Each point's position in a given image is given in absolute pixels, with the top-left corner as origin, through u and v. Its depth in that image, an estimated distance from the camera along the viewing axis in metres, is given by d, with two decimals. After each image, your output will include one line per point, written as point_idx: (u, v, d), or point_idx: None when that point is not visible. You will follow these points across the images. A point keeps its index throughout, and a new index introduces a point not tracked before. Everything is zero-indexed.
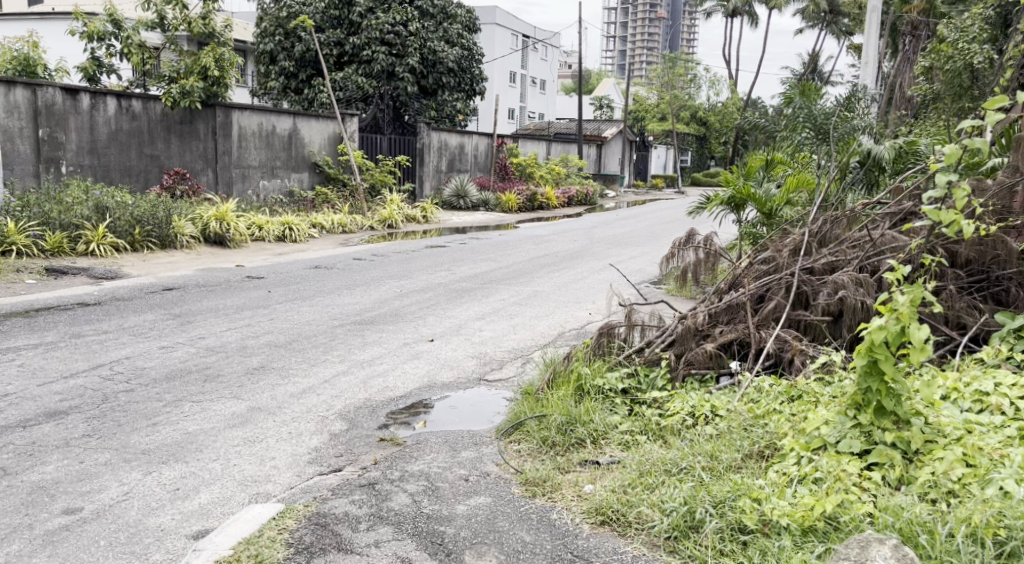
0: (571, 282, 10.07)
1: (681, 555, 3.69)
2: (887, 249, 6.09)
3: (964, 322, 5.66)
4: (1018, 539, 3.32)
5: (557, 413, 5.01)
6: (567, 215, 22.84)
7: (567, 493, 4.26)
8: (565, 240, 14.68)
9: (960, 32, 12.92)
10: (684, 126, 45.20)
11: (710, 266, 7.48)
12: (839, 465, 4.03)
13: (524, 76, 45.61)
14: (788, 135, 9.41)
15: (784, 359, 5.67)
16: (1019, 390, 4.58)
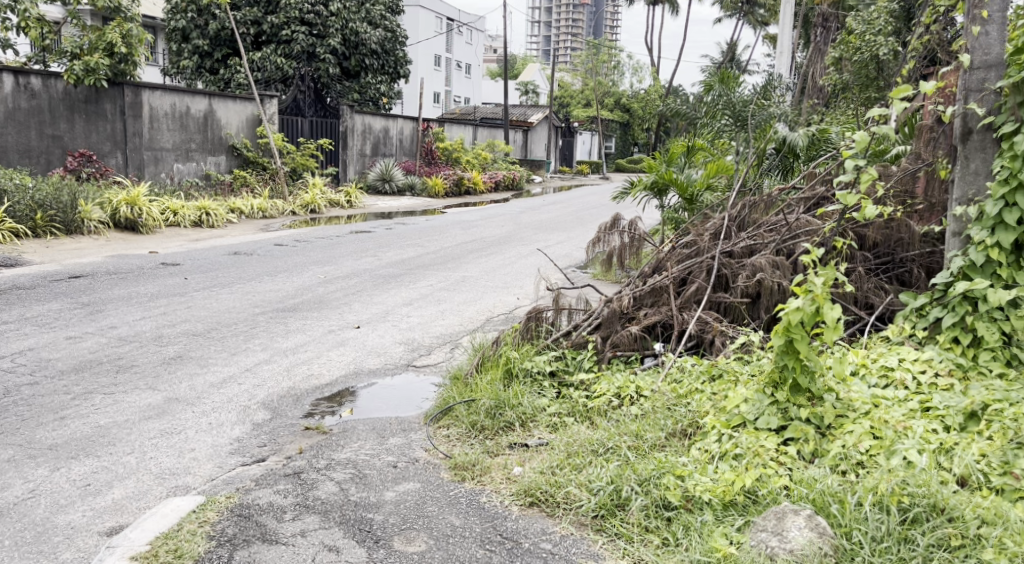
0: (499, 267, 10.15)
1: (607, 533, 3.80)
2: (802, 233, 6.33)
3: (871, 302, 5.95)
4: (920, 506, 3.54)
5: (486, 398, 5.07)
6: (494, 200, 22.92)
7: (496, 476, 4.33)
8: (492, 226, 14.72)
9: (867, 24, 13.40)
10: (608, 112, 45.69)
11: (634, 251, 7.64)
12: (758, 441, 4.21)
13: (449, 59, 45.37)
14: (708, 121, 9.63)
15: (705, 340, 5.85)
16: (921, 366, 4.87)
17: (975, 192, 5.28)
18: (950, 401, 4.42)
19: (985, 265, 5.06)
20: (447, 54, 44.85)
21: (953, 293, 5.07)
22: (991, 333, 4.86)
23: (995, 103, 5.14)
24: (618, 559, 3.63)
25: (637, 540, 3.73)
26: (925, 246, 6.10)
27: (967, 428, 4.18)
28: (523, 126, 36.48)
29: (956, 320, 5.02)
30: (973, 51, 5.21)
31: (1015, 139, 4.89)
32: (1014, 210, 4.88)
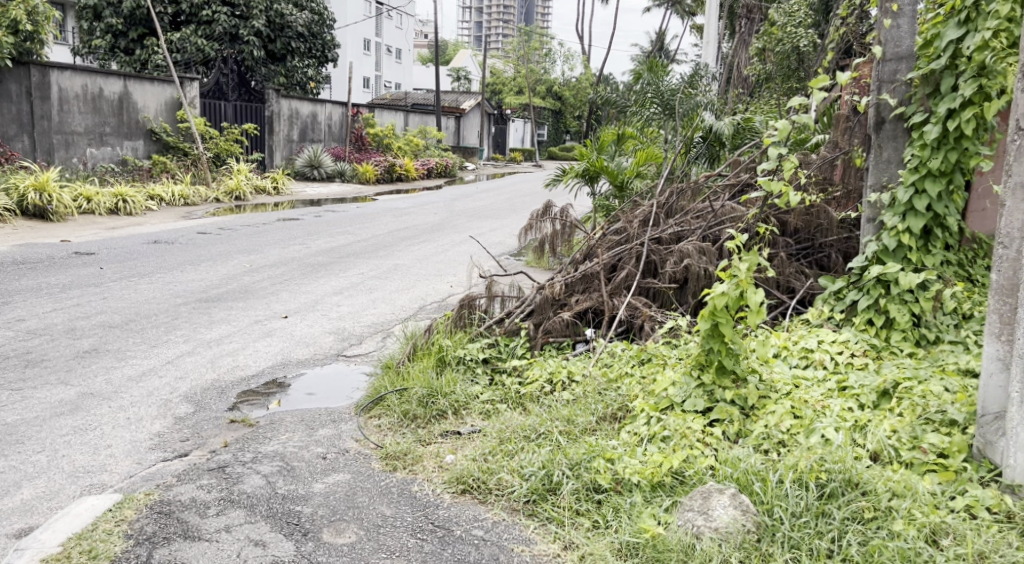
0: (432, 255, 10.12)
1: (539, 518, 3.86)
2: (728, 219, 6.49)
3: (793, 286, 6.13)
4: (837, 481, 3.68)
5: (418, 386, 5.07)
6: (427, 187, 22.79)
7: (428, 465, 4.35)
8: (424, 213, 14.65)
9: (788, 16, 13.73)
10: (540, 100, 45.84)
11: (566, 238, 7.69)
12: (685, 423, 4.31)
13: (379, 44, 44.83)
14: (637, 110, 9.78)
15: (635, 326, 5.95)
16: (838, 347, 5.05)
17: (887, 179, 5.50)
18: (865, 380, 4.61)
19: (897, 249, 5.31)
20: (377, 38, 44.30)
21: (868, 277, 5.29)
22: (903, 315, 5.09)
23: (906, 94, 5.35)
24: (550, 543, 3.68)
25: (568, 523, 3.78)
26: (843, 232, 6.32)
27: (880, 406, 4.37)
28: (455, 112, 36.26)
29: (870, 303, 5.24)
30: (885, 42, 5.41)
31: (924, 128, 5.11)
32: (924, 197, 5.13)
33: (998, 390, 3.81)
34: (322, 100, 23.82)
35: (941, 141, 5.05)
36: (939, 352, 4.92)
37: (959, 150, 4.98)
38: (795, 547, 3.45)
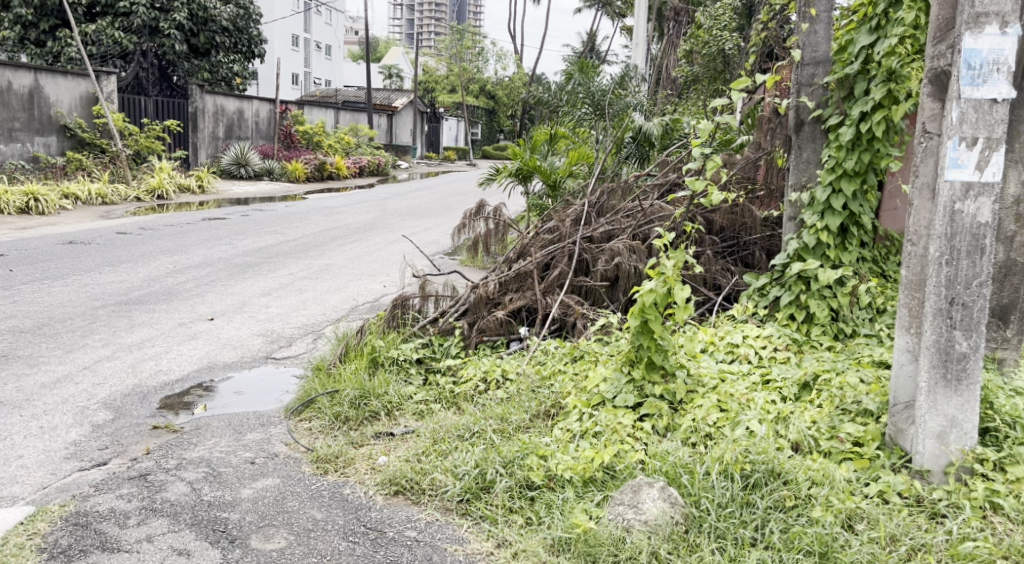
0: (363, 255, 10.05)
1: (472, 517, 3.89)
2: (656, 218, 6.63)
3: (719, 283, 6.31)
4: (761, 471, 3.81)
5: (350, 388, 5.05)
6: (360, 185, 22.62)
7: (361, 467, 4.35)
8: (356, 212, 14.54)
9: (713, 20, 14.09)
10: (474, 99, 45.83)
11: (499, 237, 7.72)
12: (616, 419, 4.41)
13: (308, 40, 44.17)
14: (568, 110, 9.89)
15: (568, 323, 6.03)
16: (762, 341, 5.22)
17: (807, 178, 5.72)
18: (787, 373, 4.79)
19: (817, 246, 5.52)
20: (305, 34, 43.66)
21: (789, 273, 5.48)
22: (822, 310, 5.31)
23: (823, 97, 5.57)
24: (483, 541, 3.72)
25: (502, 521, 3.82)
26: (766, 230, 6.53)
27: (801, 398, 4.53)
28: (387, 110, 35.95)
29: (792, 298, 5.44)
30: (803, 47, 5.61)
31: (840, 130, 5.32)
32: (840, 197, 5.34)
33: (908, 380, 4.00)
34: (249, 96, 23.38)
35: (855, 142, 5.26)
36: (856, 345, 5.13)
37: (872, 151, 5.20)
38: (720, 537, 3.56)
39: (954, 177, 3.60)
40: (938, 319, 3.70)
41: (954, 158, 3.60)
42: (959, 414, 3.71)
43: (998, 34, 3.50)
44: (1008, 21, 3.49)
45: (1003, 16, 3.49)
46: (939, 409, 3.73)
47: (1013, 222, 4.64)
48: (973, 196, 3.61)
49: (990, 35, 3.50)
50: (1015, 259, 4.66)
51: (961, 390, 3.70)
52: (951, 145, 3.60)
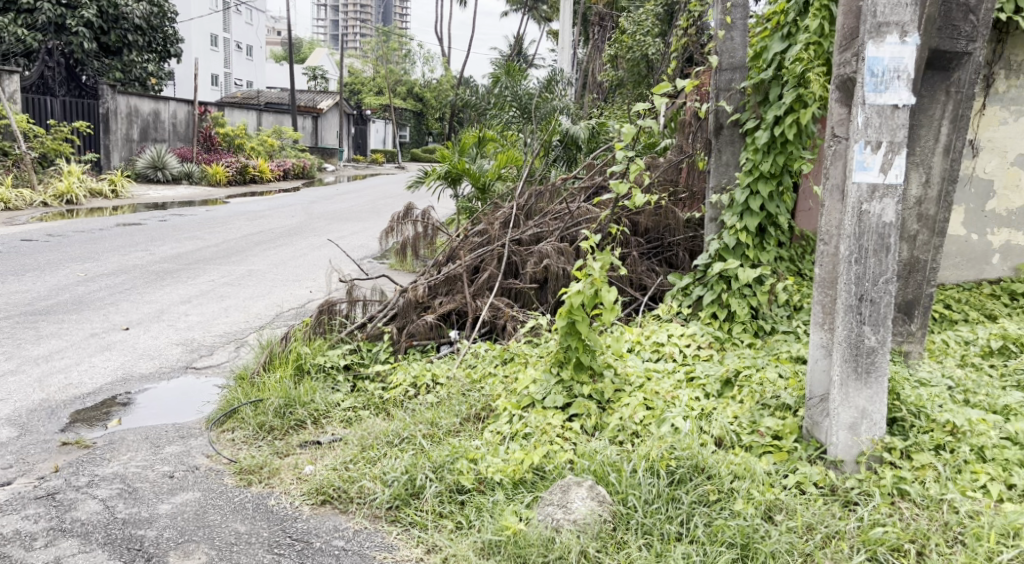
0: (288, 260, 9.93)
1: (402, 523, 3.89)
2: (583, 220, 6.71)
3: (645, 283, 6.44)
4: (685, 467, 3.91)
5: (274, 397, 4.99)
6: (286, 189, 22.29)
7: (286, 477, 4.29)
8: (280, 216, 14.32)
9: (636, 25, 14.38)
10: (401, 101, 45.58)
11: (428, 241, 7.68)
12: (545, 420, 4.46)
13: (227, 40, 43.23)
14: (496, 113, 9.98)
15: (497, 325, 6.06)
16: (686, 340, 5.35)
17: (726, 181, 5.89)
18: (710, 370, 4.92)
19: (736, 247, 5.69)
20: (225, 34, 42.73)
21: (711, 273, 5.65)
22: (743, 308, 5.50)
23: (740, 102, 5.73)
24: (412, 547, 3.72)
25: (431, 526, 3.84)
26: (689, 231, 6.69)
27: (724, 394, 4.66)
28: (312, 112, 35.45)
29: (714, 298, 5.62)
30: (721, 53, 5.76)
31: (756, 134, 5.53)
32: (757, 198, 5.54)
33: (823, 374, 4.16)
34: (165, 97, 22.76)
35: (770, 145, 5.48)
36: (775, 342, 5.30)
37: (785, 154, 5.44)
38: (647, 533, 3.65)
39: (861, 179, 3.77)
40: (849, 315, 3.87)
41: (861, 161, 3.76)
42: (869, 406, 3.88)
43: (898, 42, 3.68)
44: (906, 30, 3.67)
45: (902, 25, 3.67)
46: (851, 401, 3.89)
47: (916, 222, 4.86)
48: (879, 197, 3.78)
49: (891, 44, 3.68)
50: (918, 257, 4.89)
51: (871, 382, 3.87)
52: (857, 149, 3.77)
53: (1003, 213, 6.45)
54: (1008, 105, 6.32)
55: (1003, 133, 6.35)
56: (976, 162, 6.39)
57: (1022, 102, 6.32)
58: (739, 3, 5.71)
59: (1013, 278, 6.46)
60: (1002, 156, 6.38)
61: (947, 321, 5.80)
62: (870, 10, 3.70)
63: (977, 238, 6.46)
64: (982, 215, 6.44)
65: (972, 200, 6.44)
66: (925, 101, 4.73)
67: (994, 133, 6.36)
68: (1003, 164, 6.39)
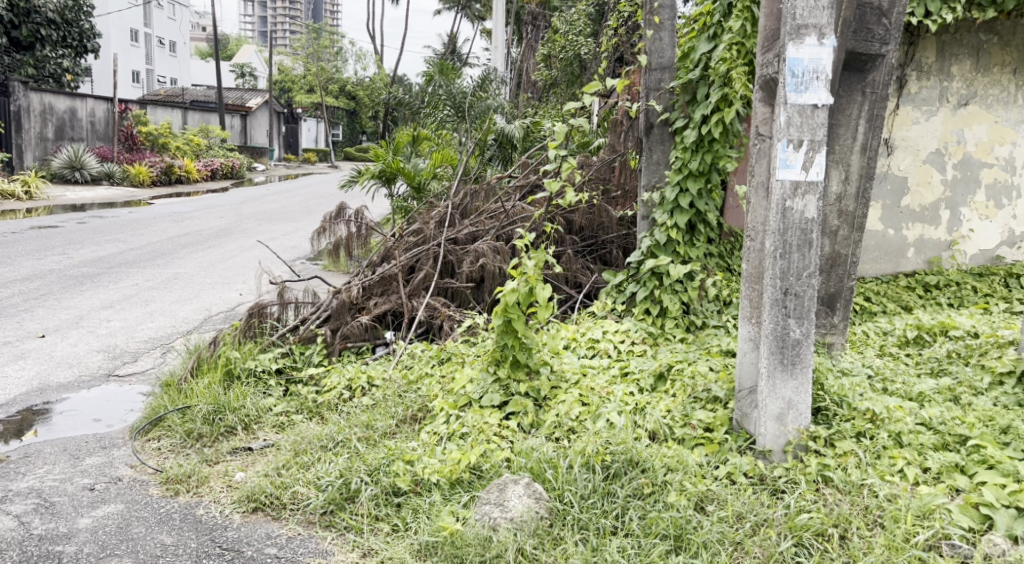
0: (217, 262, 9.74)
1: (337, 528, 3.87)
2: (518, 219, 6.73)
3: (580, 281, 6.50)
4: (620, 461, 3.96)
5: (202, 403, 4.89)
6: (213, 190, 21.82)
7: (216, 485, 4.22)
8: (208, 217, 14.02)
9: (568, 25, 14.50)
10: (334, 99, 45.04)
11: (361, 241, 7.58)
12: (482, 419, 4.47)
13: (149, 36, 42.04)
14: (430, 112, 9.91)
15: (434, 326, 6.05)
16: (621, 336, 5.43)
17: (657, 179, 5.99)
18: (643, 365, 5.00)
19: (667, 244, 5.80)
20: (146, 29, 41.53)
21: (643, 270, 5.74)
22: (674, 304, 5.62)
23: (669, 101, 5.85)
24: (347, 552, 3.71)
25: (367, 530, 3.82)
26: (622, 229, 6.77)
27: (656, 388, 4.74)
28: (240, 110, 34.71)
29: (647, 294, 5.71)
30: (650, 53, 5.85)
31: (685, 132, 5.66)
32: (687, 195, 5.66)
33: (751, 367, 4.27)
34: (83, 94, 22.03)
35: (698, 144, 5.61)
36: (706, 336, 5.42)
37: (713, 152, 5.57)
38: (583, 528, 3.70)
39: (784, 177, 3.88)
40: (775, 309, 3.98)
41: (783, 159, 3.87)
42: (795, 396, 4.00)
43: (816, 44, 3.80)
44: (824, 33, 3.79)
45: (820, 28, 3.79)
46: (778, 392, 4.01)
47: (836, 217, 5.02)
48: (801, 194, 3.89)
49: (810, 45, 3.80)
50: (839, 252, 5.07)
51: (796, 374, 3.99)
52: (780, 147, 3.87)
53: (917, 209, 6.71)
54: (920, 105, 6.55)
55: (916, 132, 6.59)
56: (891, 160, 6.62)
57: (933, 102, 6.56)
58: (666, 3, 5.81)
59: (927, 270, 6.74)
60: (915, 154, 6.63)
61: (866, 313, 6.01)
62: (790, 13, 3.81)
63: (893, 233, 6.72)
64: (897, 211, 6.70)
65: (888, 196, 6.68)
66: (843, 101, 4.90)
67: (908, 132, 6.58)
68: (916, 162, 6.64)
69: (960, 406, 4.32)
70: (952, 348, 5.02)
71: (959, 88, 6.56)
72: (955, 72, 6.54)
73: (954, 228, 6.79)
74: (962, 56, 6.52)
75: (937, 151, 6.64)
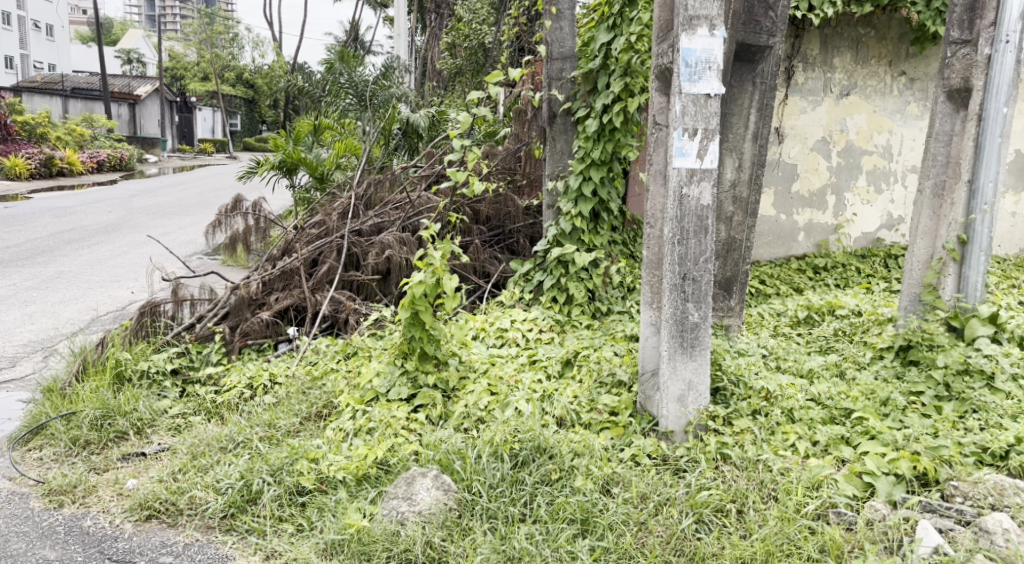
0: (105, 259, 9.34)
1: (238, 531, 3.78)
2: (424, 210, 6.66)
3: (488, 270, 6.51)
4: (528, 449, 3.99)
5: (89, 408, 4.69)
6: (99, 182, 20.89)
7: (105, 494, 4.06)
8: (94, 212, 13.41)
9: (471, 13, 14.44)
10: (232, 88, 43.69)
11: (260, 233, 7.21)
12: (390, 413, 4.42)
13: (24, 19, 39.78)
14: (332, 101, 9.70)
15: (339, 320, 5.96)
16: (529, 324, 5.46)
17: (561, 168, 6.04)
18: (551, 353, 5.05)
19: (573, 232, 5.87)
20: (20, 11, 39.30)
21: (550, 258, 5.80)
22: (580, 291, 5.69)
23: (571, 91, 5.90)
24: (250, 556, 3.63)
25: (270, 531, 3.75)
26: (528, 218, 6.83)
27: (564, 374, 4.80)
28: (128, 98, 33.20)
29: (554, 282, 5.77)
30: (551, 43, 5.88)
31: (587, 122, 5.73)
32: (590, 183, 5.74)
33: (652, 351, 4.37)
34: None
35: (600, 134, 5.70)
36: (611, 322, 5.52)
37: (615, 142, 5.70)
38: (492, 517, 3.72)
39: (680, 165, 3.97)
40: (674, 294, 4.07)
41: (679, 147, 3.96)
42: (695, 378, 4.11)
43: (708, 35, 3.89)
44: (715, 24, 3.88)
45: (711, 19, 3.87)
46: (678, 374, 4.11)
47: (731, 204, 5.17)
48: (696, 181, 3.99)
49: (702, 36, 3.88)
50: (735, 237, 5.23)
51: (695, 355, 4.09)
52: (676, 135, 3.96)
53: (805, 194, 6.99)
54: (807, 96, 6.81)
55: (803, 121, 6.85)
56: (782, 148, 6.88)
57: (817, 93, 6.82)
58: None
59: (817, 253, 7.05)
60: (803, 141, 6.89)
61: (761, 295, 6.25)
62: (682, 4, 3.89)
63: (785, 218, 7.01)
64: (788, 197, 6.98)
65: (779, 182, 6.95)
66: (735, 91, 5.01)
67: (796, 121, 6.84)
68: (804, 149, 6.90)
69: (846, 380, 4.54)
70: (838, 327, 5.26)
71: (842, 79, 6.83)
72: (837, 63, 6.81)
73: (840, 212, 7.09)
74: (843, 49, 6.79)
75: (823, 139, 6.91)
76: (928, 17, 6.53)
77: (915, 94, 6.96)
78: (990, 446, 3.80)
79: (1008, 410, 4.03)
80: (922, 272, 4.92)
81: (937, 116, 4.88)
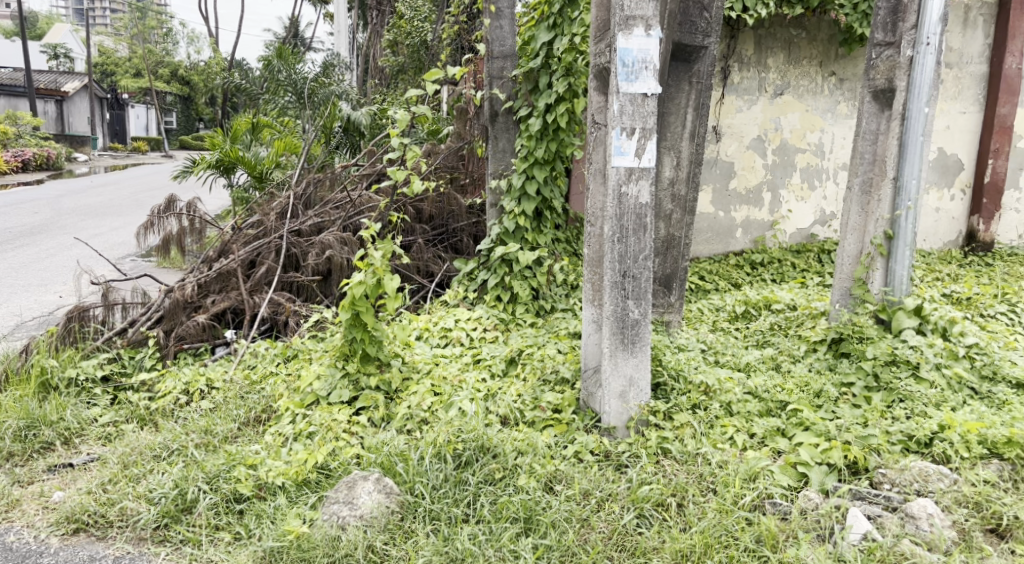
0: (32, 262, 9.04)
1: (172, 542, 3.70)
2: (365, 209, 6.58)
3: (432, 270, 6.48)
4: (471, 449, 3.97)
5: (13, 418, 4.53)
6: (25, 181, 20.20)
7: (30, 508, 3.93)
8: (20, 213, 12.97)
9: (412, 10, 14.34)
10: (167, 84, 42.68)
11: (195, 234, 6.99)
12: (331, 416, 4.36)
13: None
14: (271, 97, 9.53)
15: (278, 322, 5.87)
16: (473, 324, 5.44)
17: (504, 167, 6.03)
18: (495, 351, 5.05)
19: (516, 230, 5.87)
20: None
21: (493, 258, 5.79)
22: (524, 290, 5.70)
23: (512, 90, 5.89)
24: None
25: (205, 541, 3.67)
26: (472, 217, 6.80)
27: (509, 373, 4.80)
28: (56, 95, 32.17)
29: (497, 281, 5.77)
30: (491, 42, 5.87)
31: (529, 121, 5.75)
32: (533, 182, 5.75)
33: (595, 347, 4.40)
34: None
35: (543, 133, 5.72)
36: (555, 320, 5.54)
37: (557, 141, 5.72)
38: (435, 519, 3.70)
39: (619, 163, 3.99)
40: (614, 291, 4.09)
41: (618, 146, 3.98)
42: (636, 373, 4.15)
43: (644, 35, 3.92)
44: (651, 24, 3.92)
45: (647, 19, 3.91)
46: (620, 370, 4.14)
47: (669, 202, 5.23)
48: (635, 179, 4.02)
49: (638, 36, 3.92)
50: (674, 234, 5.29)
51: (636, 351, 4.13)
52: (615, 135, 3.99)
53: (742, 192, 7.12)
54: (742, 95, 6.94)
55: (739, 120, 6.99)
56: (719, 146, 7.01)
57: (752, 92, 6.95)
58: None
59: (753, 249, 7.18)
60: (739, 140, 7.02)
61: (701, 291, 6.35)
62: (618, 4, 3.91)
63: (723, 215, 7.12)
64: (726, 194, 7.11)
65: (717, 180, 7.08)
66: (672, 90, 5.07)
67: (733, 120, 6.97)
68: (740, 148, 7.04)
69: (781, 373, 4.63)
70: (774, 321, 5.36)
71: (775, 79, 6.97)
72: (771, 64, 6.94)
73: (776, 209, 7.23)
74: (776, 49, 6.92)
75: (758, 137, 7.05)
76: (855, 19, 6.66)
77: (844, 94, 7.09)
78: (916, 434, 3.93)
79: (932, 398, 4.19)
80: (851, 266, 5.04)
81: (864, 115, 5.00)
